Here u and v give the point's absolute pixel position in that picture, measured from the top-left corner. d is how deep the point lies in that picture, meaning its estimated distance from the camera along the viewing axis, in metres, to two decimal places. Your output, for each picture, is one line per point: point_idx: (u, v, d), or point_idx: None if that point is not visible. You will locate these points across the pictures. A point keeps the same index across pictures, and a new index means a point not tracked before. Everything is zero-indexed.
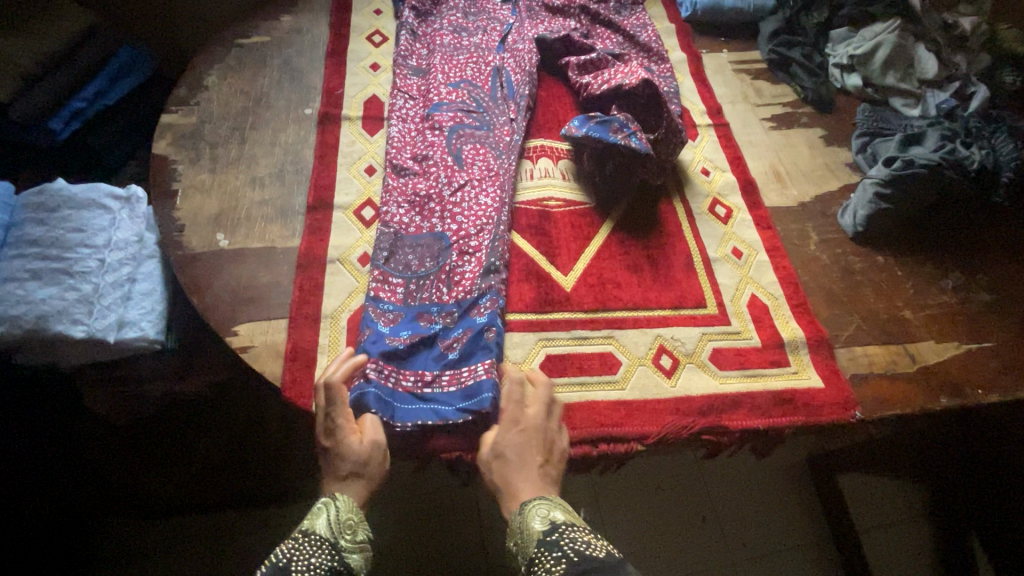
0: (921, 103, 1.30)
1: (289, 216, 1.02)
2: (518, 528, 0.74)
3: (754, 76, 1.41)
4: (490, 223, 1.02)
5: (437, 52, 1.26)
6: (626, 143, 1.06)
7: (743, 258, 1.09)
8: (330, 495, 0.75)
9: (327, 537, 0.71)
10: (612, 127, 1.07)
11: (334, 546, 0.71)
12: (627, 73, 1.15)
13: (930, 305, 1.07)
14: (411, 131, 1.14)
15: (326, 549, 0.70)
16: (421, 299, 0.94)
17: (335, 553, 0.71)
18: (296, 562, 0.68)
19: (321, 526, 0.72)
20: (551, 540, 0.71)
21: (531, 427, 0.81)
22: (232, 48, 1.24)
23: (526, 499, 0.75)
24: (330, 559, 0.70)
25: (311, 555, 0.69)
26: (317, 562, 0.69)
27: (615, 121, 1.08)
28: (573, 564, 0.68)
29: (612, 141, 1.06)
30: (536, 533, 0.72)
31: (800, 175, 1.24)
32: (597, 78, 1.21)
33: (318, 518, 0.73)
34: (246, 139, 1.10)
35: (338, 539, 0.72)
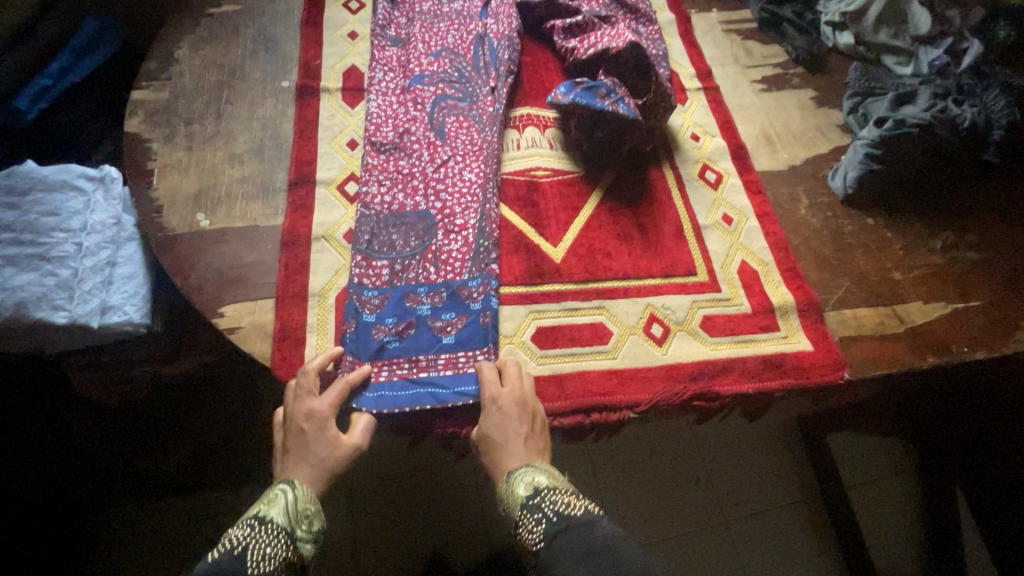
0: (913, 61, 1.28)
1: (271, 193, 0.99)
2: (505, 493, 0.76)
3: (744, 36, 1.38)
4: (475, 199, 1.01)
5: (417, 21, 1.22)
6: (614, 109, 1.03)
7: (734, 225, 1.08)
8: (290, 482, 0.74)
9: (284, 525, 0.70)
10: (600, 93, 1.05)
11: (291, 535, 0.70)
12: (614, 35, 1.12)
13: (919, 266, 1.08)
14: (393, 102, 1.11)
15: (283, 537, 0.70)
16: (406, 279, 0.93)
17: (291, 542, 0.70)
18: (253, 550, 0.66)
19: (278, 515, 0.71)
20: (532, 503, 0.73)
21: (507, 405, 0.81)
22: (202, 19, 1.19)
23: (513, 468, 0.77)
24: (287, 548, 0.70)
25: (268, 542, 0.68)
26: (274, 551, 0.68)
27: (603, 87, 1.05)
28: (551, 526, 0.70)
29: (601, 107, 1.04)
30: (519, 498, 0.74)
31: (791, 138, 1.22)
32: (584, 42, 1.17)
33: (275, 505, 0.72)
34: (222, 114, 1.07)
35: (294, 529, 0.72)
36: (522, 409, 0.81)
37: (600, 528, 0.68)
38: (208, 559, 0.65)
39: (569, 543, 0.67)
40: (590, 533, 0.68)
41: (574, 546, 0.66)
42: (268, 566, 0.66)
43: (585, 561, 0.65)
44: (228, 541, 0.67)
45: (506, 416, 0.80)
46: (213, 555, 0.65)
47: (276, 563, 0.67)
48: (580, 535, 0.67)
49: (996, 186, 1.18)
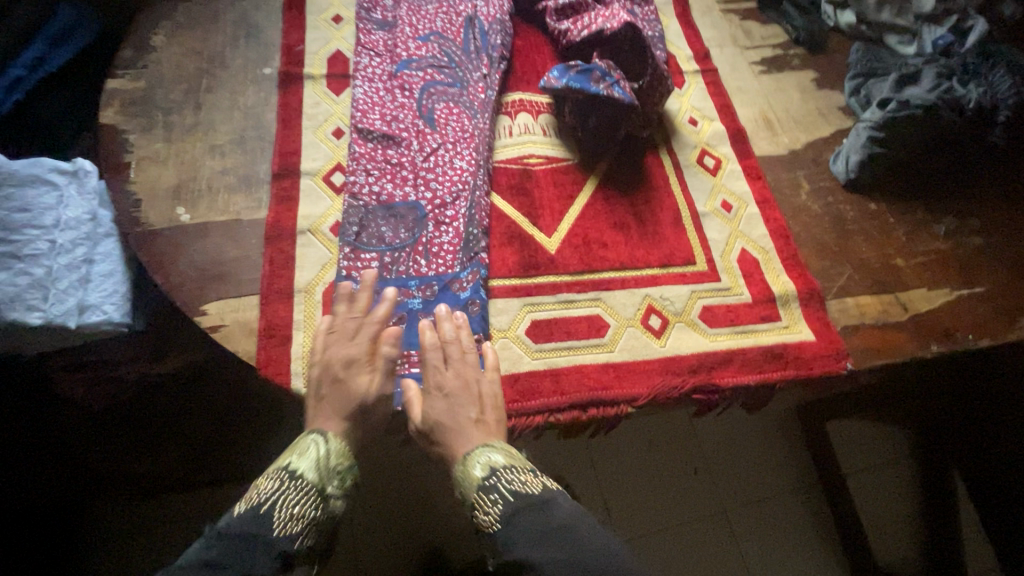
0: (917, 40, 1.26)
1: (254, 185, 0.96)
2: (460, 475, 0.73)
3: (743, 17, 1.33)
4: (467, 188, 0.98)
5: (403, 4, 1.18)
6: (609, 92, 0.99)
7: (733, 212, 1.04)
8: (323, 432, 0.75)
9: (313, 482, 0.72)
10: (594, 77, 1.00)
11: (320, 494, 0.71)
12: (609, 16, 1.08)
13: (922, 252, 1.05)
14: (380, 89, 1.07)
15: (313, 494, 0.71)
16: (397, 272, 0.90)
17: (321, 500, 0.72)
18: (282, 506, 0.68)
19: (308, 471, 0.72)
20: (488, 484, 0.70)
21: (452, 390, 0.77)
22: (180, 4, 1.14)
23: (465, 451, 0.74)
24: (316, 506, 0.71)
25: (298, 499, 0.69)
26: (302, 509, 0.69)
27: (597, 69, 1.00)
28: (508, 506, 0.68)
29: (595, 92, 0.99)
30: (475, 479, 0.71)
31: (791, 121, 1.18)
32: (577, 23, 1.13)
33: (305, 458, 0.73)
34: (202, 104, 1.02)
35: (324, 486, 0.73)
36: (469, 391, 0.78)
37: (563, 509, 0.67)
38: (236, 511, 0.67)
39: (525, 522, 0.66)
40: (548, 513, 0.67)
41: (534, 527, 0.65)
42: (296, 522, 0.68)
43: (546, 538, 0.64)
44: (256, 495, 0.69)
45: (454, 399, 0.77)
46: (243, 508, 0.67)
47: (305, 521, 0.69)
48: (541, 515, 0.66)
49: (1001, 169, 1.15)
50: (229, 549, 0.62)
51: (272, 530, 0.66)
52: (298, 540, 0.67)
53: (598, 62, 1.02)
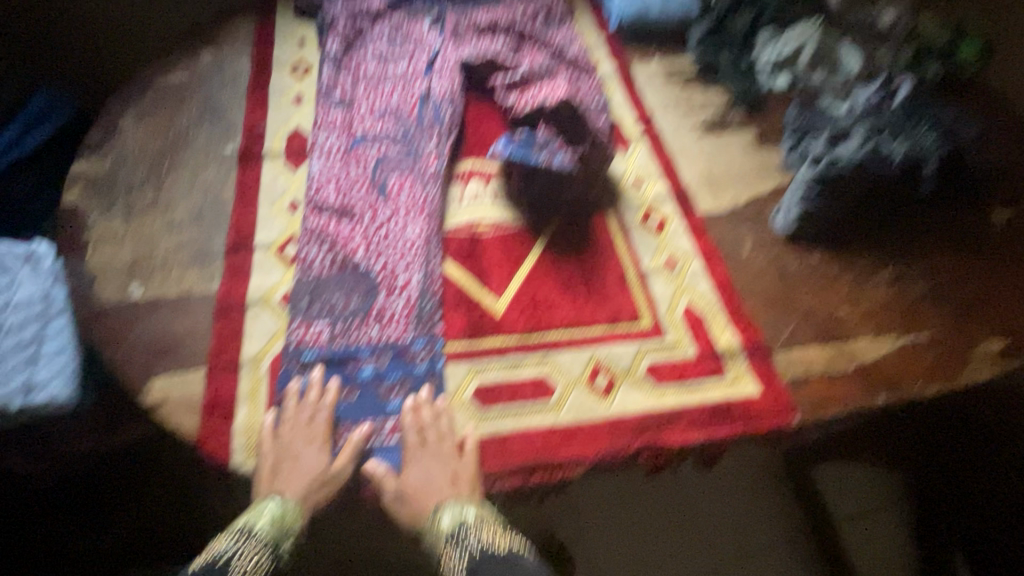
0: (849, 98, 1.32)
1: (208, 259, 0.98)
2: (430, 525, 0.85)
3: (685, 82, 1.42)
4: (417, 255, 1.01)
5: (361, 83, 1.27)
6: (549, 162, 1.05)
7: (677, 268, 1.08)
8: (270, 502, 0.82)
9: (266, 540, 0.81)
10: (533, 147, 1.06)
11: (273, 550, 0.81)
12: (550, 90, 1.15)
13: (868, 300, 1.07)
14: (336, 163, 1.12)
15: (267, 549, 0.81)
16: (349, 341, 0.92)
17: (274, 554, 0.82)
18: (236, 562, 0.80)
19: (262, 529, 0.81)
20: (456, 536, 0.84)
21: (428, 458, 0.84)
22: (149, 89, 1.21)
23: (436, 505, 0.84)
24: (270, 558, 0.82)
25: (253, 553, 0.80)
26: (255, 563, 0.81)
27: (537, 141, 1.07)
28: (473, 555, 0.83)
29: (535, 160, 1.05)
30: (445, 531, 0.84)
31: (732, 178, 1.24)
32: (522, 97, 1.21)
33: (258, 519, 0.81)
34: (163, 183, 1.07)
35: (278, 541, 0.82)
36: (445, 462, 0.83)
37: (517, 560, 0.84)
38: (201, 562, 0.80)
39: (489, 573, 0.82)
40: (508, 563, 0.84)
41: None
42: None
43: None
44: (219, 547, 0.81)
45: (430, 470, 0.83)
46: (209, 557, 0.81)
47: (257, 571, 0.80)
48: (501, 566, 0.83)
49: (937, 216, 1.19)
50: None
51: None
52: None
53: (539, 134, 1.09)
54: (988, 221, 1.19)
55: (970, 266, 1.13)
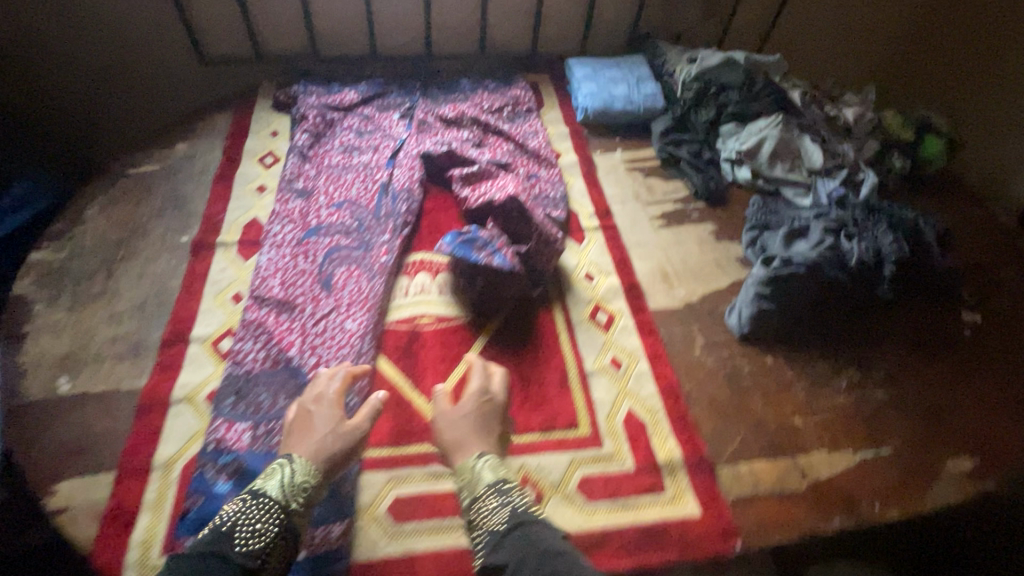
0: (811, 192, 1.38)
1: (141, 353, 0.98)
2: (471, 474, 0.80)
3: (646, 174, 1.44)
4: (351, 352, 1.00)
5: (324, 174, 1.31)
6: (489, 261, 1.04)
7: (623, 368, 1.04)
8: (295, 458, 0.79)
9: (276, 500, 0.74)
10: (475, 245, 1.06)
11: (282, 511, 0.74)
12: (499, 188, 1.18)
13: (822, 409, 1.02)
14: (286, 254, 1.14)
15: (275, 511, 0.73)
16: (268, 444, 0.88)
17: (283, 517, 0.74)
18: (240, 527, 0.71)
19: (272, 489, 0.75)
20: (501, 490, 0.77)
21: (487, 402, 0.87)
22: (120, 180, 1.26)
23: (478, 453, 0.82)
24: (277, 522, 0.73)
25: (259, 517, 0.72)
26: (262, 527, 0.72)
27: (480, 239, 1.06)
28: (513, 515, 0.74)
29: (476, 259, 1.04)
30: (486, 482, 0.78)
31: (687, 273, 1.22)
32: (475, 191, 1.23)
33: (270, 479, 0.76)
34: (113, 272, 1.09)
35: (288, 503, 0.75)
36: (497, 409, 0.88)
37: (554, 538, 0.71)
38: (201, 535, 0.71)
39: (523, 538, 0.70)
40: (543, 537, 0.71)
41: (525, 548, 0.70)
42: (256, 540, 0.70)
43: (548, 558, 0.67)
44: (220, 517, 0.72)
45: (482, 410, 0.86)
46: (206, 531, 0.71)
47: (264, 538, 0.71)
48: (531, 539, 0.70)
49: (899, 318, 1.16)
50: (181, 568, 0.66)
51: (228, 553, 0.68)
52: (253, 559, 0.69)
53: (484, 232, 1.08)
54: (954, 326, 1.16)
55: (936, 373, 1.08)
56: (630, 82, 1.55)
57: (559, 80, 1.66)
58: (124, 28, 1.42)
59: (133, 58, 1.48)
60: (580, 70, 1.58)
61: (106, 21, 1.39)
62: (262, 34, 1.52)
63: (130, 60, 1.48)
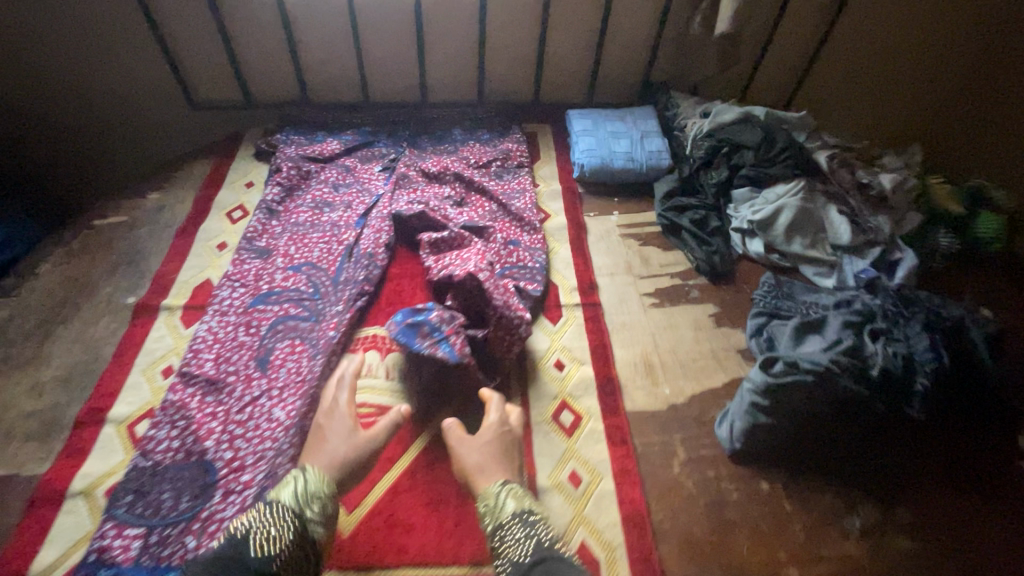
0: (836, 272, 1.20)
1: (53, 432, 0.91)
2: (495, 502, 0.79)
3: (643, 242, 1.29)
4: (272, 446, 0.89)
5: (289, 232, 1.23)
6: (433, 351, 0.93)
7: (582, 487, 0.88)
8: (308, 472, 0.79)
9: (290, 507, 0.74)
10: (422, 331, 0.95)
11: (297, 517, 0.74)
12: (464, 262, 1.07)
13: (825, 559, 0.83)
14: (228, 324, 1.05)
15: (290, 518, 0.73)
16: (157, 558, 0.77)
17: (300, 522, 0.74)
18: (255, 535, 0.71)
19: (287, 498, 0.76)
20: (526, 518, 0.77)
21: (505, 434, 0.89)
22: (83, 231, 1.22)
23: (501, 480, 0.82)
24: (293, 529, 0.73)
25: (273, 524, 0.72)
26: (278, 533, 0.71)
27: (428, 324, 0.95)
28: (538, 546, 0.73)
29: (418, 348, 0.94)
30: (510, 509, 0.78)
31: (676, 366, 1.06)
32: (439, 262, 1.12)
33: (285, 489, 0.77)
34: (49, 336, 1.03)
35: (303, 510, 0.75)
36: (515, 441, 0.89)
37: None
38: (216, 545, 0.70)
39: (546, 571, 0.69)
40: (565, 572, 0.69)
41: None
42: (274, 546, 0.70)
43: None
44: (235, 528, 0.72)
45: (497, 445, 0.87)
46: (223, 541, 0.71)
47: (279, 546, 0.70)
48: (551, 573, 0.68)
49: (930, 440, 0.96)
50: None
51: (244, 559, 0.68)
52: (270, 564, 0.69)
53: (436, 313, 0.97)
54: (999, 455, 0.96)
55: (972, 519, 0.89)
56: (633, 138, 1.41)
57: (559, 133, 1.55)
58: (115, 75, 1.41)
59: (127, 102, 1.46)
60: (579, 123, 1.45)
61: (99, 66, 1.38)
62: (252, 82, 1.49)
63: (123, 104, 1.46)
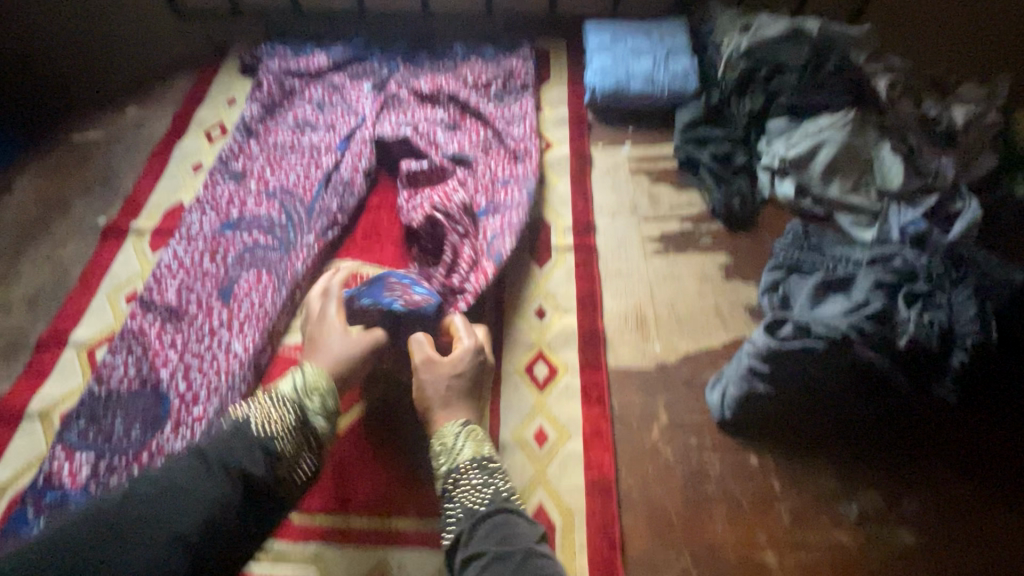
0: (879, 221, 1.00)
1: (17, 352, 0.90)
2: (452, 446, 0.75)
3: (654, 179, 1.13)
4: (227, 380, 0.86)
5: (266, 154, 1.14)
6: (407, 301, 0.81)
7: (547, 447, 0.81)
8: (307, 366, 0.75)
9: (290, 396, 0.71)
10: (388, 284, 0.82)
11: (297, 406, 0.70)
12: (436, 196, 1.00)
13: (810, 547, 0.74)
14: (194, 251, 0.99)
15: (293, 405, 0.70)
16: (105, 486, 0.77)
17: (300, 411, 0.70)
18: (256, 416, 0.67)
19: (287, 388, 0.72)
20: (485, 466, 0.73)
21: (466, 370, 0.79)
22: (60, 146, 1.17)
23: (463, 421, 0.78)
24: (295, 416, 0.69)
25: (274, 409, 0.69)
26: (280, 416, 0.68)
27: (392, 274, 0.84)
28: (494, 496, 0.70)
29: (390, 302, 0.80)
30: (468, 454, 0.74)
31: (672, 321, 0.94)
32: (411, 200, 1.03)
33: (286, 381, 0.73)
34: (20, 254, 1.01)
35: (304, 400, 0.71)
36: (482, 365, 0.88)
37: (528, 533, 0.65)
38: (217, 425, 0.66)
39: (492, 525, 0.66)
40: (513, 528, 0.65)
41: (491, 536, 0.65)
42: (275, 427, 0.67)
43: (507, 551, 0.62)
44: (236, 412, 0.68)
45: (460, 386, 0.79)
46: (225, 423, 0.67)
47: (283, 429, 0.67)
48: (500, 529, 0.65)
49: (957, 430, 0.83)
50: (210, 449, 0.62)
51: (246, 432, 0.65)
52: (274, 444, 0.65)
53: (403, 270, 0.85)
54: None
55: (998, 524, 0.76)
56: (656, 56, 1.22)
57: (576, 50, 1.36)
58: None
59: None
60: (596, 37, 1.26)
61: None
62: None
63: None
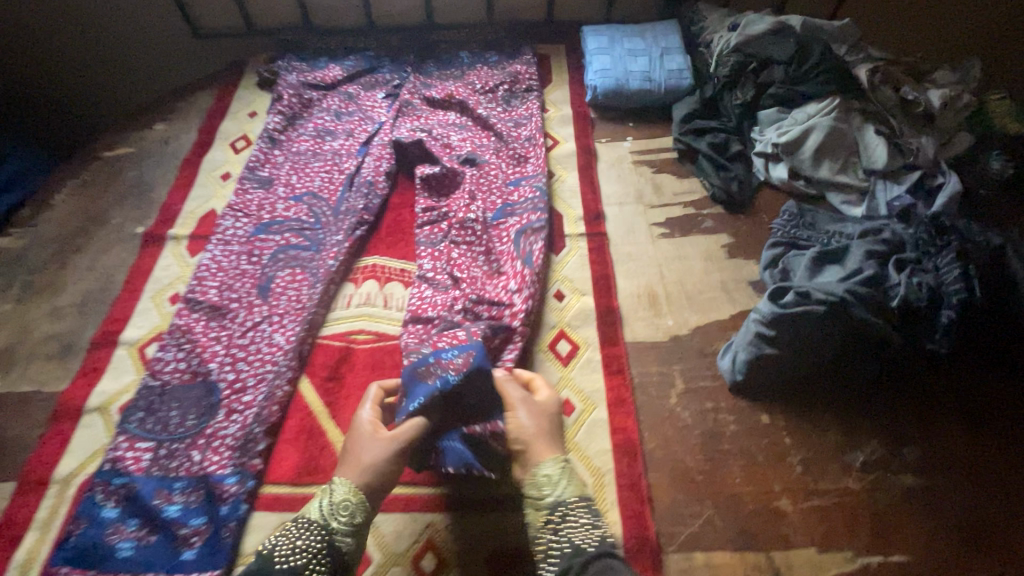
0: (868, 199, 1.10)
1: (71, 353, 0.96)
2: (556, 480, 0.74)
3: (657, 169, 1.21)
4: (272, 369, 0.92)
5: (290, 161, 1.20)
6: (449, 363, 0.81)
7: (574, 415, 0.88)
8: (335, 481, 0.74)
9: (317, 520, 0.71)
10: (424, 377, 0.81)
11: (324, 530, 0.70)
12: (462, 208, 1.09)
13: (821, 493, 0.81)
14: (231, 253, 1.06)
15: (320, 530, 0.70)
16: (166, 470, 0.82)
17: (326, 535, 0.70)
18: (280, 548, 0.68)
19: (315, 510, 0.72)
20: (591, 510, 0.72)
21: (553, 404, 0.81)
22: (93, 162, 1.24)
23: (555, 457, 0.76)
24: (321, 540, 0.69)
25: (299, 537, 0.69)
26: (305, 543, 0.69)
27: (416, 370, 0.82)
28: (601, 542, 0.67)
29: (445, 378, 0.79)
30: (574, 494, 0.73)
31: (681, 297, 1.01)
32: (429, 206, 1.11)
33: (315, 502, 0.73)
34: (65, 263, 1.07)
35: (329, 521, 0.71)
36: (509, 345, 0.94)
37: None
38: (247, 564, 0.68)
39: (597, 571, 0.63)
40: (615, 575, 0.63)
41: None
42: (300, 558, 0.67)
43: None
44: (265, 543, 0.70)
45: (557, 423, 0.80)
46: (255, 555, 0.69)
47: (307, 557, 0.68)
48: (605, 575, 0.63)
49: (947, 383, 0.91)
50: None
51: (270, 566, 0.66)
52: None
53: (408, 365, 0.84)
54: None
55: (990, 466, 0.83)
56: (652, 56, 1.30)
57: (574, 53, 1.44)
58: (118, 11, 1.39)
59: (124, 23, 1.42)
60: (594, 41, 1.35)
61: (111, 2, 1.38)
62: (253, 5, 1.43)
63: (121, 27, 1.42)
